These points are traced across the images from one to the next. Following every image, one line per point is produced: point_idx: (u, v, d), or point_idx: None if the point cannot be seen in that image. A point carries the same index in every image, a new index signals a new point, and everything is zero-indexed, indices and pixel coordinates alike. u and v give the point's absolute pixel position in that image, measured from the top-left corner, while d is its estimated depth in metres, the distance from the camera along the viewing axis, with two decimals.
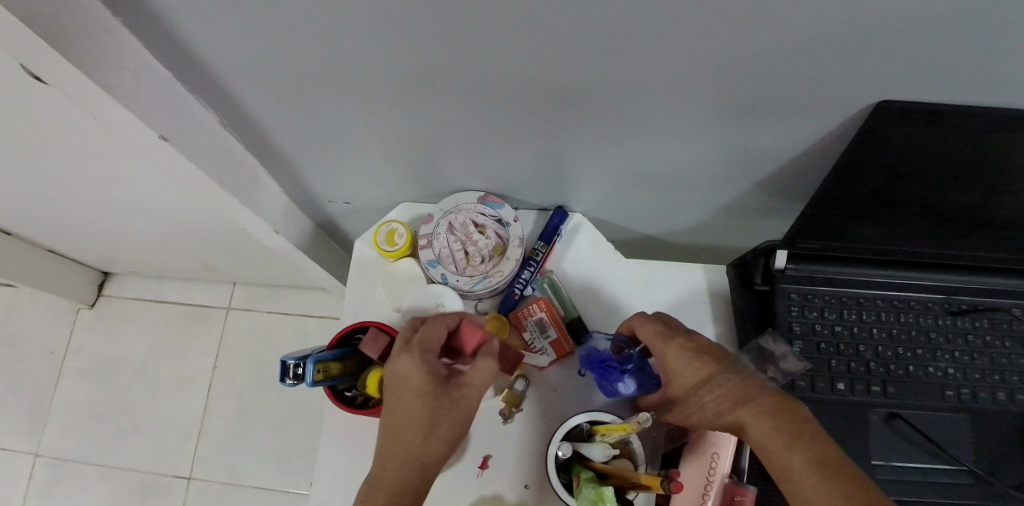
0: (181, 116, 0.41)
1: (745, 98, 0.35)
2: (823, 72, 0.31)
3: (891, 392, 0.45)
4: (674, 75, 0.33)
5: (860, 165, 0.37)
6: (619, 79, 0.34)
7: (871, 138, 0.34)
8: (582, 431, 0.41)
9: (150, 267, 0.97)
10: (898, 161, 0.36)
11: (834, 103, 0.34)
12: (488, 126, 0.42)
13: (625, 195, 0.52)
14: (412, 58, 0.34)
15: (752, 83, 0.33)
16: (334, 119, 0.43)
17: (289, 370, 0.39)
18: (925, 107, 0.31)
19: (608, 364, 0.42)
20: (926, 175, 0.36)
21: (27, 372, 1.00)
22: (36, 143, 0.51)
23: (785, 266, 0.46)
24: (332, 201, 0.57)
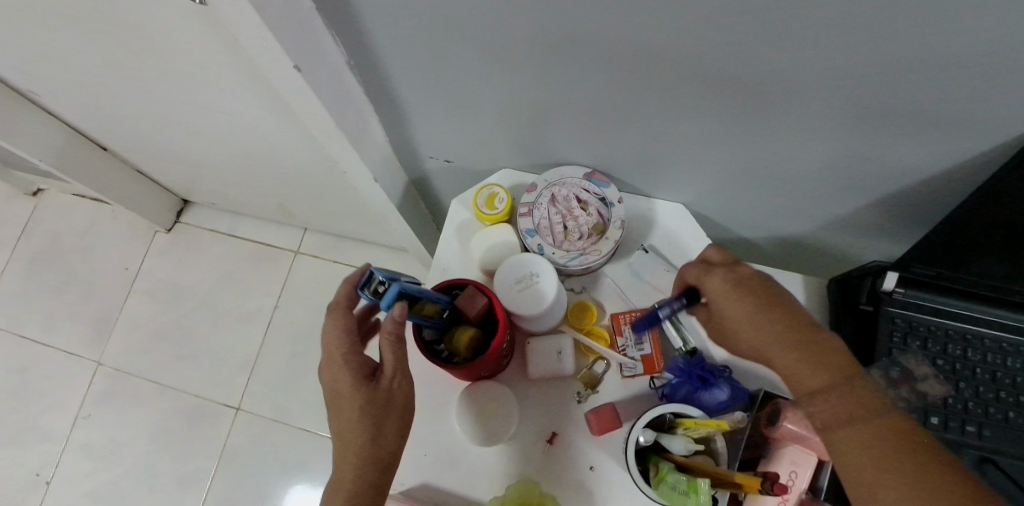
0: (314, 52, 0.40)
1: (906, 110, 0.33)
2: (1007, 92, 0.29)
3: (985, 435, 0.42)
4: (845, 80, 0.31)
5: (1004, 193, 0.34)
6: (783, 77, 0.33)
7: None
8: (664, 420, 0.40)
9: (229, 202, 1.03)
10: None
11: (1004, 127, 0.32)
12: (614, 104, 0.41)
13: (731, 196, 0.51)
14: (573, 29, 0.33)
15: (924, 94, 0.31)
16: (458, 77, 0.43)
17: (372, 283, 0.37)
18: None
19: (700, 368, 0.42)
20: None
21: (102, 283, 1.06)
22: (167, 65, 0.54)
23: (893, 288, 0.44)
24: (432, 158, 0.58)
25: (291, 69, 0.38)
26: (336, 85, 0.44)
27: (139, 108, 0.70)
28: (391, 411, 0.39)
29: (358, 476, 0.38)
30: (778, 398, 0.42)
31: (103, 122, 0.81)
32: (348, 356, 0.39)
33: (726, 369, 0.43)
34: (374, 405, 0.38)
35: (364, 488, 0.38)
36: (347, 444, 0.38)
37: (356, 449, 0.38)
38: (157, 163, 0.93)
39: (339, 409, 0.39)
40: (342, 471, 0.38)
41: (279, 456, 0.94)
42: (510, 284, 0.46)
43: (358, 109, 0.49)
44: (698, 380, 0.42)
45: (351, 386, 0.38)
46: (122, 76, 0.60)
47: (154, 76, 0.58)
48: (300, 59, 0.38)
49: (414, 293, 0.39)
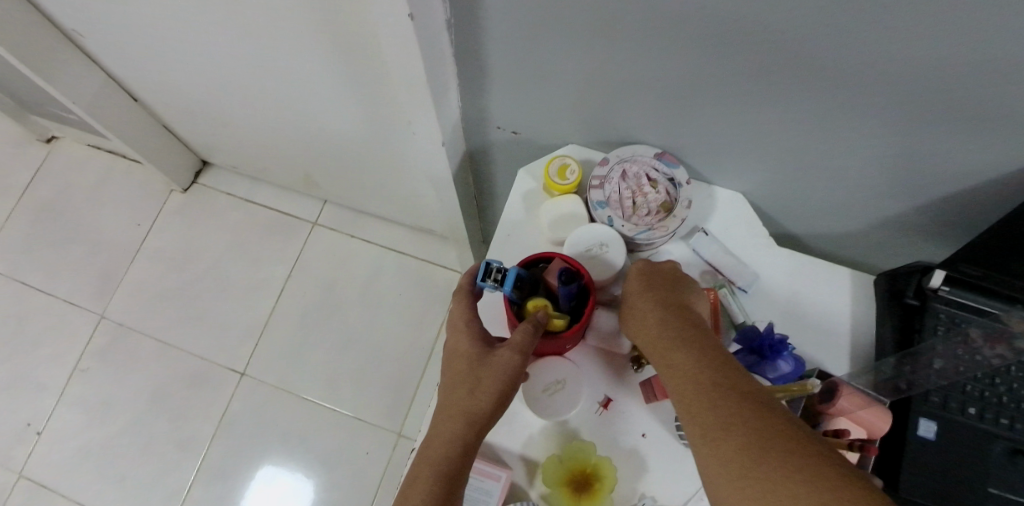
0: (426, 7, 0.40)
1: (988, 111, 0.36)
2: None
3: (1019, 427, 0.45)
4: (944, 75, 0.34)
5: None
6: (899, 69, 0.34)
7: None
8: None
9: (250, 167, 1.00)
10: None
11: None
12: (704, 86, 0.43)
13: (788, 188, 0.53)
14: (702, 8, 0.35)
15: (1014, 95, 0.33)
16: (553, 47, 0.45)
17: (492, 273, 0.42)
18: None
19: (769, 340, 0.42)
20: None
21: (110, 237, 1.03)
22: (238, 18, 0.52)
23: (939, 286, 0.47)
24: (499, 128, 0.59)
25: (406, 18, 0.38)
26: (434, 43, 0.45)
27: (185, 61, 0.68)
28: (494, 373, 0.41)
29: (452, 433, 0.40)
30: (835, 379, 0.45)
31: (138, 72, 0.78)
32: (473, 325, 0.44)
33: (788, 340, 0.43)
34: (483, 363, 0.42)
35: (456, 447, 0.39)
36: (452, 400, 0.42)
37: (459, 406, 0.41)
38: (183, 119, 0.90)
39: (455, 369, 0.43)
40: (440, 431, 0.41)
41: (279, 427, 0.92)
42: (579, 251, 0.48)
43: (443, 70, 0.50)
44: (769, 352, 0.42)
45: (468, 348, 0.43)
46: (177, 23, 0.58)
47: (216, 28, 0.56)
48: (415, 9, 0.38)
49: (509, 270, 0.42)
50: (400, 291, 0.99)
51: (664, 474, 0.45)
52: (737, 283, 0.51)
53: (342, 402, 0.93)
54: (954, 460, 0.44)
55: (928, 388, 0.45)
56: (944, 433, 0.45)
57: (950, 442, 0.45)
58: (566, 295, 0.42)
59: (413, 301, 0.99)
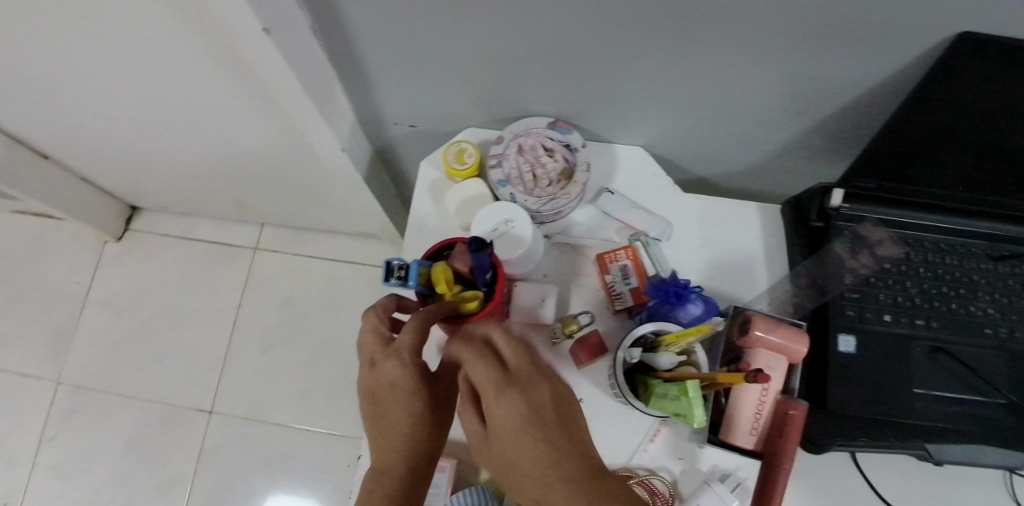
0: (280, 16, 0.39)
1: (847, 27, 0.35)
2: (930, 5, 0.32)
3: (934, 326, 0.47)
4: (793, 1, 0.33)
5: (926, 97, 0.37)
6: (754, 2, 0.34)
7: (944, 69, 0.35)
8: (647, 342, 0.43)
9: (179, 203, 0.97)
10: (967, 92, 0.36)
11: (925, 36, 0.35)
12: (576, 49, 0.43)
13: (687, 134, 0.53)
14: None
15: (867, 9, 0.33)
16: (420, 33, 0.43)
17: (393, 270, 0.41)
18: (1007, 41, 0.32)
19: (677, 286, 0.44)
20: (989, 110, 0.37)
21: (50, 300, 1.00)
22: (99, 56, 0.50)
23: (840, 204, 0.47)
24: (397, 123, 0.58)
25: (261, 33, 0.36)
26: (302, 51, 0.43)
27: (71, 108, 0.65)
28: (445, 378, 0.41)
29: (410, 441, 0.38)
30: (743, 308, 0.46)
31: (31, 127, 0.74)
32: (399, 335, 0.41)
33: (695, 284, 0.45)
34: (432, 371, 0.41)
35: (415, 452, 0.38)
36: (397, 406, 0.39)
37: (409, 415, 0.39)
38: (97, 168, 0.87)
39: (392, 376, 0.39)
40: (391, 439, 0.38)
41: (259, 456, 0.91)
42: (487, 233, 0.47)
43: (322, 76, 0.48)
44: (677, 299, 0.43)
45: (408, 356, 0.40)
46: (42, 70, 0.55)
47: (88, 72, 0.53)
48: (268, 21, 0.36)
49: (412, 264, 0.41)
50: (355, 301, 0.98)
51: (604, 434, 0.46)
52: (651, 234, 0.51)
53: (317, 419, 0.93)
54: (878, 368, 0.46)
55: (844, 304, 0.47)
56: (863, 345, 0.46)
57: (871, 352, 0.46)
58: (479, 265, 0.40)
59: (369, 307, 0.98)
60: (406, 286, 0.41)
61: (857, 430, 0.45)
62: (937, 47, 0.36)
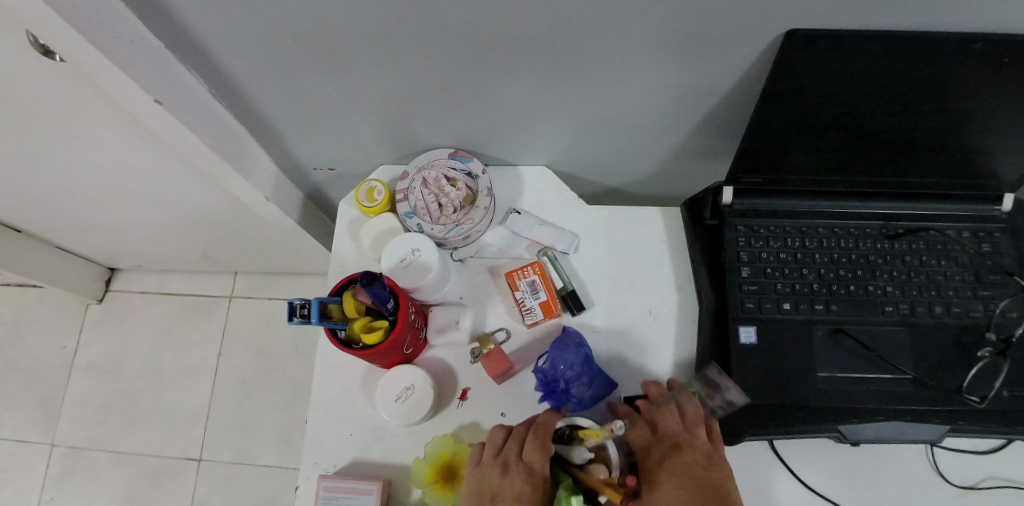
0: (172, 85, 0.43)
1: (674, 35, 0.38)
2: (730, 8, 0.35)
3: (834, 309, 0.48)
4: (614, 19, 0.37)
5: (779, 90, 0.41)
6: (579, 25, 0.37)
7: (785, 65, 0.39)
8: (561, 435, 0.43)
9: (152, 261, 1.02)
10: (812, 82, 0.40)
11: (747, 35, 0.38)
12: (450, 85, 0.46)
13: (583, 147, 0.56)
14: (393, 24, 0.38)
15: (682, 18, 0.36)
16: (307, 87, 0.47)
17: (296, 310, 0.42)
18: (826, 33, 0.36)
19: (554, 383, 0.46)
20: (838, 95, 0.41)
21: (41, 367, 1.04)
22: (34, 140, 0.54)
23: (732, 201, 0.50)
24: (317, 168, 0.62)
25: (153, 103, 0.40)
26: (204, 115, 0.48)
27: (28, 186, 0.70)
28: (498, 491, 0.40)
29: None
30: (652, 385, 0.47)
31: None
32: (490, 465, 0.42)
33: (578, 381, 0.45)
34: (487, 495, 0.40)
35: None
36: None
37: None
38: (69, 238, 0.92)
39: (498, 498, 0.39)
40: None
41: (246, 499, 0.94)
42: (395, 264, 0.49)
43: (232, 133, 0.53)
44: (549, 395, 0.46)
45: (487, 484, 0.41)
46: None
47: (29, 156, 0.58)
48: (159, 92, 0.41)
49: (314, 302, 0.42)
50: None
51: None
52: (558, 248, 0.53)
53: (300, 458, 0.95)
54: (782, 356, 0.47)
55: (742, 296, 0.48)
56: (765, 334, 0.47)
57: (774, 340, 0.47)
58: (378, 296, 0.42)
59: None
60: (309, 324, 0.42)
61: (766, 419, 0.45)
62: (763, 45, 0.39)
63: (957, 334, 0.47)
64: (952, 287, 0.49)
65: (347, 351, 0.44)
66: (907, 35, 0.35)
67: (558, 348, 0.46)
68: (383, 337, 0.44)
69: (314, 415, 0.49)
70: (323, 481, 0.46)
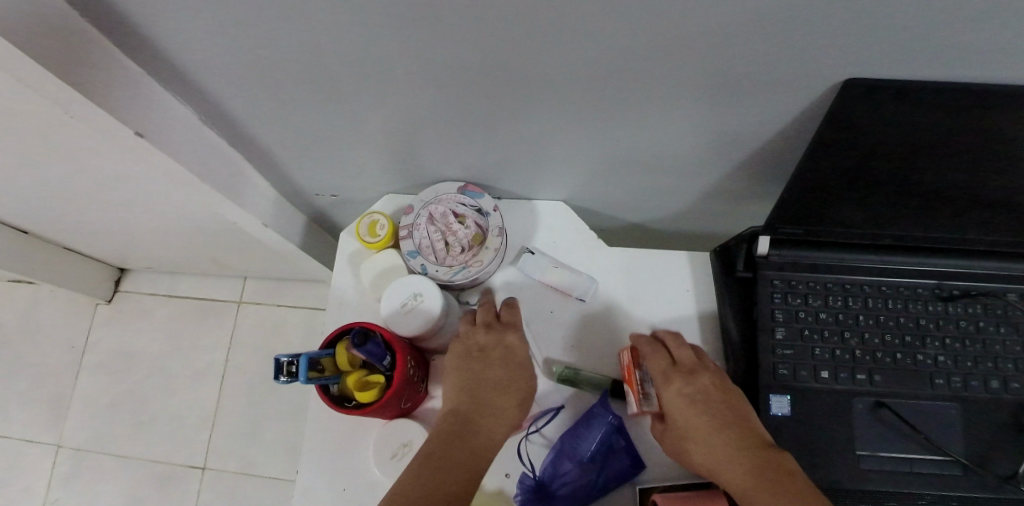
0: (153, 112, 0.41)
1: (699, 78, 0.34)
2: (762, 53, 0.30)
3: (877, 380, 0.43)
4: (629, 61, 0.33)
5: (829, 143, 0.36)
6: (599, 63, 0.33)
7: (837, 117, 0.34)
8: None
9: (161, 264, 1.01)
10: (868, 135, 0.35)
11: (783, 81, 0.33)
12: (452, 118, 0.42)
13: (602, 183, 0.52)
14: (388, 54, 0.34)
15: (707, 62, 0.32)
16: (302, 116, 0.44)
17: (283, 367, 0.39)
18: (889, 84, 0.31)
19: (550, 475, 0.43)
20: (898, 149, 0.36)
21: (51, 365, 1.05)
22: (30, 157, 0.53)
23: (768, 252, 0.45)
24: (319, 193, 0.59)
25: (134, 137, 0.39)
26: (191, 141, 0.45)
27: (30, 195, 0.69)
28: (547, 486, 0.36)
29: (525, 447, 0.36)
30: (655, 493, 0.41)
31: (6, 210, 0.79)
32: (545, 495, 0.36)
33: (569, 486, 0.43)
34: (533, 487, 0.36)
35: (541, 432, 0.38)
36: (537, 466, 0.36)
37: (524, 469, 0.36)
38: (76, 240, 0.91)
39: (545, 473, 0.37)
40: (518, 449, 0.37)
41: None
42: (396, 309, 0.46)
43: (225, 157, 0.50)
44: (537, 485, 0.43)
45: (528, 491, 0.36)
46: None
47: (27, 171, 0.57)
48: (140, 126, 0.39)
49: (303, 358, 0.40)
50: None
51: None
52: (573, 294, 0.49)
53: None
54: (816, 431, 0.42)
55: (775, 361, 0.44)
56: (799, 405, 0.43)
57: (809, 412, 0.43)
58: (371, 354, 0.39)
59: None
60: (297, 383, 0.39)
61: None
62: (803, 91, 0.34)
63: (1017, 415, 0.42)
64: (1015, 359, 0.43)
65: (339, 410, 0.41)
66: (986, 90, 0.30)
67: (574, 455, 0.43)
68: (376, 395, 0.42)
69: (309, 466, 0.47)
70: None
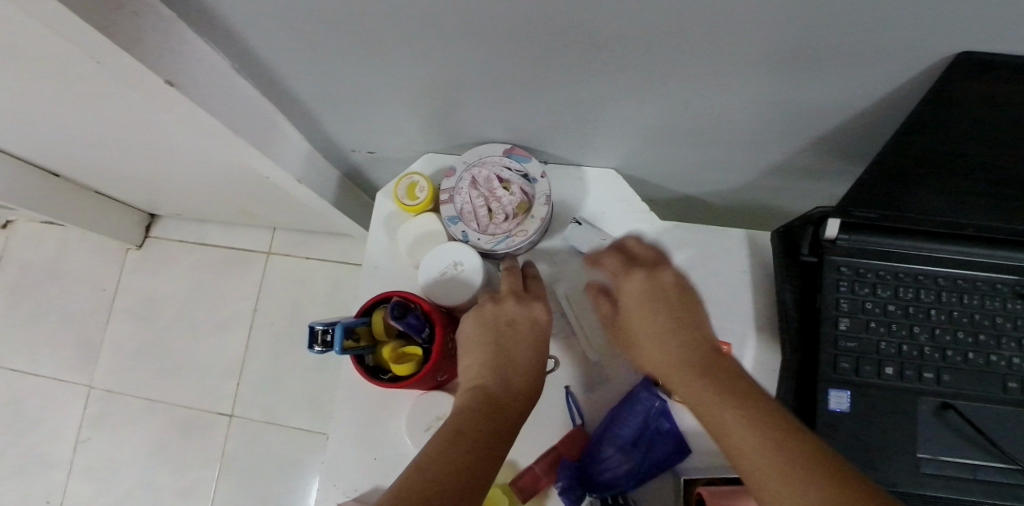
0: (183, 58, 0.38)
1: (794, 46, 0.30)
2: (879, 20, 0.26)
3: (944, 379, 0.40)
4: (718, 22, 0.28)
5: (923, 126, 0.32)
6: (687, 21, 0.29)
7: (940, 96, 0.30)
8: None
9: (189, 212, 1.00)
10: (971, 117, 0.31)
11: (894, 54, 0.29)
12: (504, 77, 0.38)
13: (658, 152, 0.48)
14: (448, 2, 0.30)
15: (810, 27, 0.28)
16: (340, 68, 0.40)
17: (317, 336, 0.38)
18: (1012, 61, 0.26)
19: (594, 463, 0.41)
20: (1005, 133, 0.31)
21: (81, 306, 1.07)
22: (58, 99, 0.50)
23: (836, 236, 0.42)
24: (355, 149, 0.56)
25: (163, 85, 0.36)
26: (223, 91, 0.42)
27: (59, 139, 0.68)
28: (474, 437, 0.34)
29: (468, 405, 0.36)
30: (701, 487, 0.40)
31: (34, 152, 0.78)
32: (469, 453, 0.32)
33: (610, 478, 0.41)
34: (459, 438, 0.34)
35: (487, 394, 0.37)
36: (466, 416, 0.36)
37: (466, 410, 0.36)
38: (106, 186, 0.90)
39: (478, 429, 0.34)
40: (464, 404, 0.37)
41: (272, 459, 0.95)
42: (433, 278, 0.44)
43: (259, 109, 0.47)
44: (578, 472, 0.41)
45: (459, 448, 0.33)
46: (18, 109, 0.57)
47: (57, 112, 0.55)
48: (170, 73, 0.36)
49: (338, 327, 0.38)
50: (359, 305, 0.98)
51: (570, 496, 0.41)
52: None
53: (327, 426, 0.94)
54: (874, 427, 0.40)
55: (836, 354, 0.41)
56: (859, 401, 0.40)
57: (867, 409, 0.40)
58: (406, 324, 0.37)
59: None
60: (332, 352, 0.38)
61: None
62: (913, 66, 0.30)
63: None
64: None
65: (374, 382, 0.40)
66: None
67: (615, 440, 0.42)
68: (412, 369, 0.39)
69: (344, 432, 0.46)
70: None
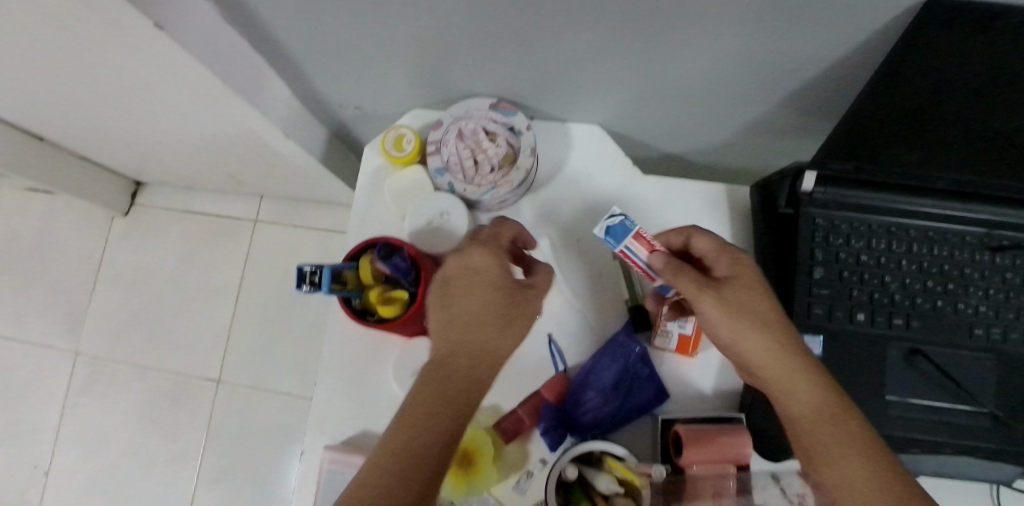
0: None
1: None
2: None
3: (913, 326, 0.42)
4: None
5: (892, 76, 0.33)
6: None
7: (910, 45, 0.31)
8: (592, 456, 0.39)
9: (175, 178, 0.99)
10: (938, 69, 0.32)
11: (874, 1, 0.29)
12: (490, 29, 0.38)
13: (645, 107, 0.48)
14: None
15: None
16: (324, 17, 0.40)
17: (306, 277, 0.39)
18: (980, 12, 0.27)
19: (574, 407, 0.43)
20: (972, 85, 0.32)
21: (66, 274, 1.06)
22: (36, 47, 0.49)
23: (813, 189, 0.42)
24: (342, 104, 0.56)
25: (149, 28, 0.35)
26: (208, 37, 0.41)
27: (37, 97, 0.66)
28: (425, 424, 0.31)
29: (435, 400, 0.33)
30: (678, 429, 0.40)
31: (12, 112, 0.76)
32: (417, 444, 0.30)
33: (589, 420, 0.43)
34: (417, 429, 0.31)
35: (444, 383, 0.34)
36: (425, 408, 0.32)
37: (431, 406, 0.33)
38: (90, 150, 0.89)
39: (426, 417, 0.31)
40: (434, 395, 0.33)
41: (261, 426, 0.96)
42: (420, 227, 0.45)
43: (245, 61, 0.47)
44: (558, 416, 0.43)
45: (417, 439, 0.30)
46: None
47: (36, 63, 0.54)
48: (156, 14, 0.35)
49: (325, 268, 0.39)
50: None
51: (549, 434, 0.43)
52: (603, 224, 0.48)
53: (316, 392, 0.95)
54: (845, 370, 0.41)
55: (810, 301, 0.42)
56: (831, 346, 0.42)
57: (839, 356, 0.42)
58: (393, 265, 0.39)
59: None
60: (320, 292, 0.39)
61: None
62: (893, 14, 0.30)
63: None
64: None
65: (361, 324, 0.41)
66: None
67: (594, 384, 0.43)
68: (399, 312, 0.40)
69: (330, 382, 0.47)
70: (328, 455, 0.44)
